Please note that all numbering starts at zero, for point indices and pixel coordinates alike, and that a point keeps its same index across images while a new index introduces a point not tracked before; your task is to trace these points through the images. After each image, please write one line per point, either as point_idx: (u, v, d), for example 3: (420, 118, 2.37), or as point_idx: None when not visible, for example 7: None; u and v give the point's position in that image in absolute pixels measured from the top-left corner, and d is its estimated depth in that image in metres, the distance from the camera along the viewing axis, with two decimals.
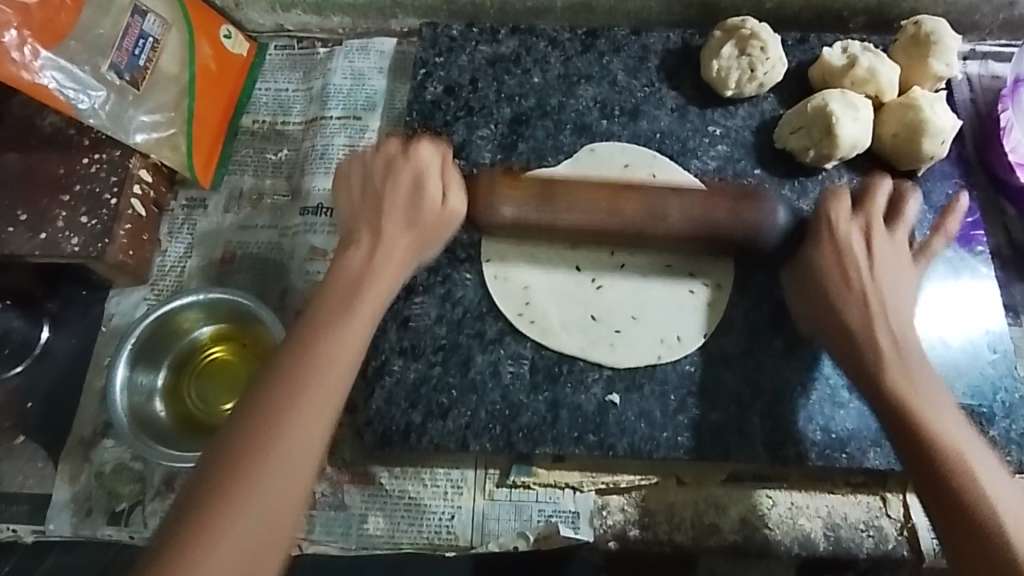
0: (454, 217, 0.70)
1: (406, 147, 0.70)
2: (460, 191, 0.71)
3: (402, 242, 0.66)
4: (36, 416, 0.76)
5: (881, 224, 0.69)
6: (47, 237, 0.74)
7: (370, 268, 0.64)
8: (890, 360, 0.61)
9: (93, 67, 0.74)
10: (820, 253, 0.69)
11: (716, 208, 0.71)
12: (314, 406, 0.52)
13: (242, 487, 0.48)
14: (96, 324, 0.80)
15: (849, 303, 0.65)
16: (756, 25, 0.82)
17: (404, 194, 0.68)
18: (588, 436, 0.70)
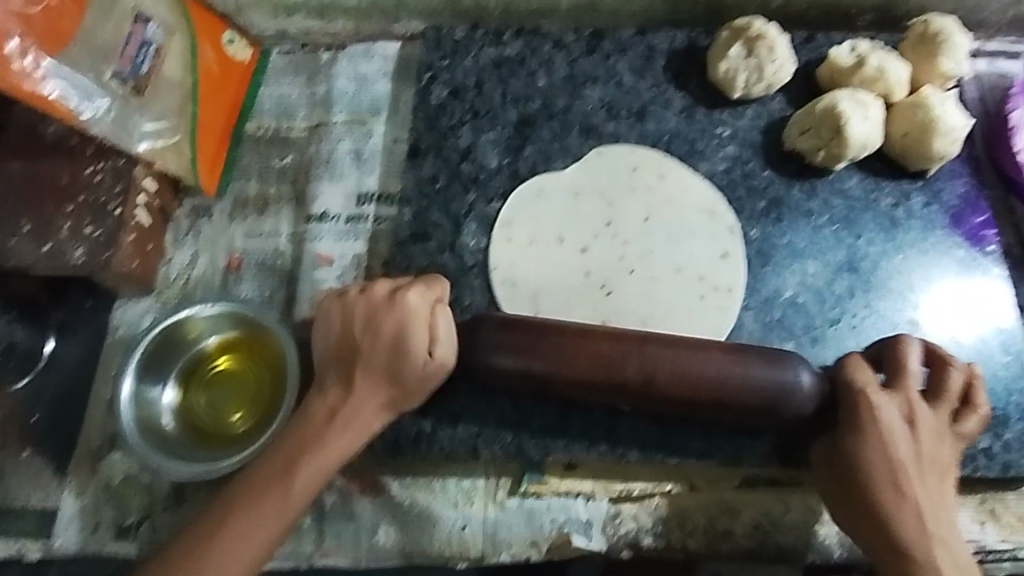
0: (439, 371, 0.65)
1: (393, 294, 0.66)
2: (450, 337, 0.65)
3: (374, 401, 0.64)
4: (43, 428, 0.75)
5: (933, 476, 0.62)
6: (51, 247, 0.73)
7: (331, 425, 0.63)
8: (889, 494, 0.60)
9: (96, 74, 0.73)
10: (873, 438, 0.61)
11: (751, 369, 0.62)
12: (228, 563, 0.58)
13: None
14: (103, 335, 0.79)
15: (893, 496, 0.60)
16: (763, 25, 0.80)
17: (383, 360, 0.65)
18: (599, 442, 0.70)
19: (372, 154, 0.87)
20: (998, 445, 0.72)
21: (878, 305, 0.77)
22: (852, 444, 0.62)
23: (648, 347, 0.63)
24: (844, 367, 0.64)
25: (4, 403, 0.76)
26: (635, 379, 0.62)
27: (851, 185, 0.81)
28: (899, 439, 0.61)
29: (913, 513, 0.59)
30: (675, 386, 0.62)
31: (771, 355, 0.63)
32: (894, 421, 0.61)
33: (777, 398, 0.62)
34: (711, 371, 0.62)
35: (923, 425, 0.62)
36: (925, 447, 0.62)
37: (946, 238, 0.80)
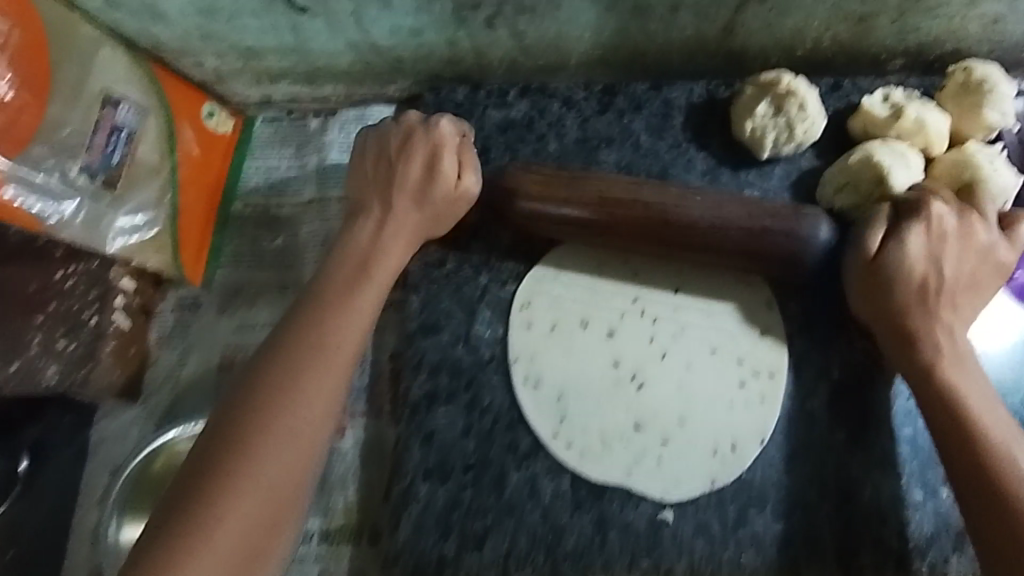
0: (468, 197, 0.67)
1: (427, 121, 0.68)
2: (476, 168, 0.68)
3: (411, 220, 0.66)
4: (17, 566, 0.68)
5: (966, 298, 0.62)
6: (20, 367, 0.65)
7: (364, 271, 0.63)
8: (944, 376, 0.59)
9: (62, 173, 0.66)
10: (912, 233, 0.61)
11: (774, 225, 0.64)
12: (298, 443, 0.53)
13: (261, 442, 0.52)
14: (84, 454, 0.73)
15: (926, 329, 0.61)
16: (792, 80, 0.74)
17: (416, 179, 0.66)
18: (641, 559, 0.63)
19: None
20: None
21: None
22: (895, 241, 0.61)
23: (661, 189, 0.65)
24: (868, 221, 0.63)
25: None
26: (645, 211, 0.64)
27: None
28: (921, 237, 0.61)
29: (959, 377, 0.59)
30: (688, 236, 0.64)
31: (789, 211, 0.64)
32: (945, 333, 0.61)
33: (795, 252, 0.64)
34: (742, 213, 0.64)
35: (956, 244, 0.62)
36: (953, 271, 0.62)
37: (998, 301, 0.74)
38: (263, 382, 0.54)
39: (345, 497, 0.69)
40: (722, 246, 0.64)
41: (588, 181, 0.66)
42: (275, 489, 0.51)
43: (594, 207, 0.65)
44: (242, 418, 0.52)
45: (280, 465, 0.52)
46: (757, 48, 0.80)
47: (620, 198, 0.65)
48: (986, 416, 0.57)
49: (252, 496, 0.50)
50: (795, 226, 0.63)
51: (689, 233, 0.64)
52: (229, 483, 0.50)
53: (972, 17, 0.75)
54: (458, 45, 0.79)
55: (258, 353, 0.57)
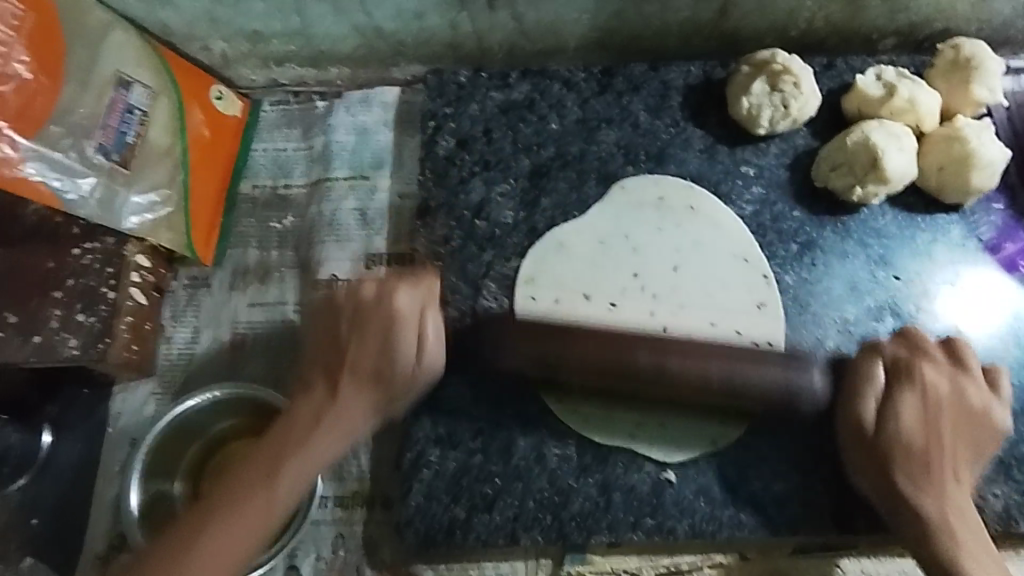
0: (426, 377, 0.64)
1: (384, 295, 0.64)
2: (437, 341, 0.65)
3: (358, 402, 0.63)
4: (43, 534, 0.70)
5: (963, 444, 0.61)
6: (42, 340, 0.68)
7: (316, 432, 0.61)
8: (918, 481, 0.59)
9: (79, 152, 0.68)
10: (904, 401, 0.61)
11: (763, 369, 0.63)
12: (240, 538, 0.57)
13: (196, 541, 0.56)
14: (101, 428, 0.74)
15: (923, 492, 0.59)
16: (786, 59, 0.76)
17: (371, 366, 0.63)
18: (645, 519, 0.66)
19: (378, 213, 0.82)
20: None
21: None
22: (884, 408, 0.61)
23: (647, 374, 0.63)
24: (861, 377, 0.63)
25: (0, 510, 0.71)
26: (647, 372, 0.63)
27: (884, 223, 0.77)
28: (911, 412, 0.61)
29: (936, 487, 0.59)
30: (688, 374, 0.63)
31: (779, 355, 0.64)
32: (948, 478, 0.59)
33: (787, 401, 0.63)
34: (722, 366, 0.63)
35: (946, 423, 0.61)
36: (948, 424, 0.61)
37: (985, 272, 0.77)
38: (215, 500, 0.58)
39: (357, 465, 0.71)
40: (703, 391, 0.63)
41: (582, 353, 0.63)
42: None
43: (594, 344, 0.64)
44: (193, 516, 0.58)
45: (217, 552, 0.56)
46: (750, 30, 0.82)
47: (607, 338, 0.64)
48: (958, 529, 0.57)
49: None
50: (780, 369, 0.63)
51: (660, 379, 0.63)
52: (168, 572, 0.55)
53: None
54: (460, 29, 0.81)
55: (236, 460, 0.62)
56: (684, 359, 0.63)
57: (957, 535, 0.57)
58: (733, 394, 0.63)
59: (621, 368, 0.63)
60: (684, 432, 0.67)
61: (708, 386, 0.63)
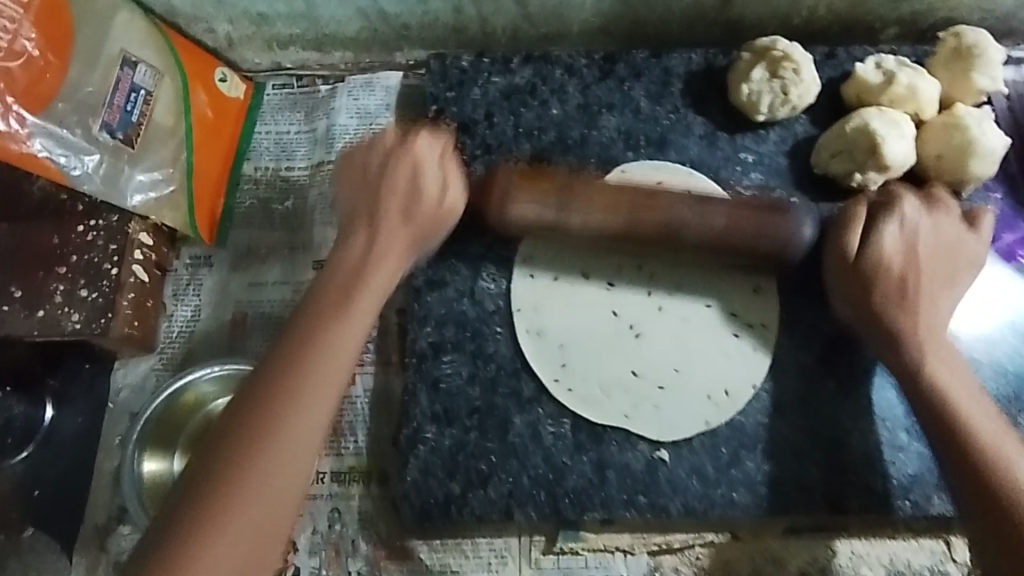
0: (453, 212, 0.67)
1: (405, 137, 0.68)
2: (459, 180, 0.68)
3: (398, 240, 0.65)
4: (45, 504, 0.71)
5: (947, 303, 0.64)
6: (45, 314, 0.69)
7: (367, 268, 0.62)
8: (903, 312, 0.63)
9: (84, 129, 0.69)
10: (886, 232, 0.65)
11: (762, 220, 0.66)
12: (292, 461, 0.51)
13: (274, 433, 0.51)
14: (103, 402, 0.75)
15: (901, 308, 0.63)
16: (787, 46, 0.77)
17: (400, 190, 0.66)
18: (638, 497, 0.67)
19: None
20: None
21: None
22: (870, 242, 0.65)
23: (660, 194, 0.67)
24: (845, 222, 0.67)
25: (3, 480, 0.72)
26: (644, 227, 0.66)
27: None
28: (891, 238, 0.65)
29: (930, 344, 0.62)
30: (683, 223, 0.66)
31: (776, 206, 0.67)
32: (927, 310, 0.63)
33: (774, 247, 0.67)
34: (726, 260, 0.67)
35: (923, 236, 0.65)
36: (926, 261, 0.64)
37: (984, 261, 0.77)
38: (272, 372, 0.54)
39: (355, 441, 0.72)
40: (712, 236, 0.66)
41: (586, 189, 0.67)
42: (284, 480, 0.51)
43: (601, 207, 0.66)
44: (257, 396, 0.53)
45: (265, 488, 0.50)
46: (752, 18, 0.83)
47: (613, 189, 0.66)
48: (955, 377, 0.60)
49: (262, 481, 0.50)
50: (775, 220, 0.66)
51: (673, 237, 0.66)
52: (247, 455, 0.50)
53: None
54: (463, 12, 0.82)
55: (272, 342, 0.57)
56: (681, 202, 0.66)
57: (974, 415, 0.57)
58: (722, 236, 0.66)
59: (630, 207, 0.66)
60: (699, 364, 0.69)
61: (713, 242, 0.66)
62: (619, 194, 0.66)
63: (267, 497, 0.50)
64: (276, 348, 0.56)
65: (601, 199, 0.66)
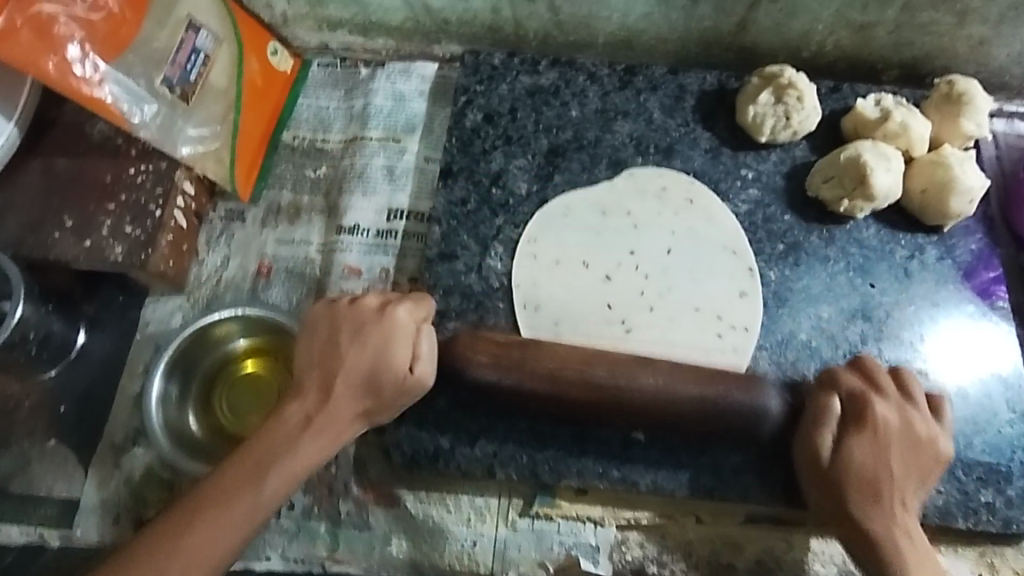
0: (416, 387, 0.67)
1: (383, 308, 0.68)
2: (431, 358, 0.68)
3: (347, 406, 0.65)
4: (68, 419, 0.78)
5: (909, 478, 0.66)
6: (91, 244, 0.76)
7: (301, 436, 0.63)
8: (868, 504, 0.64)
9: (147, 81, 0.76)
10: (855, 443, 0.66)
11: (731, 393, 0.68)
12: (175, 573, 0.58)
13: (190, 528, 0.59)
14: (131, 331, 0.81)
15: (871, 508, 0.64)
16: (793, 75, 0.83)
17: (364, 369, 0.65)
18: (611, 470, 0.72)
19: (404, 172, 0.89)
20: (999, 501, 0.75)
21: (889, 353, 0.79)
22: (840, 442, 0.66)
23: (619, 359, 0.70)
24: (807, 423, 0.68)
25: (34, 392, 0.79)
26: (606, 383, 0.68)
27: (868, 235, 0.83)
28: (856, 450, 0.66)
29: (883, 510, 0.64)
30: (650, 406, 0.68)
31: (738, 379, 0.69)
32: (897, 509, 0.65)
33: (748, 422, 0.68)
34: (691, 388, 0.68)
35: (890, 438, 0.66)
36: (897, 454, 0.66)
37: (958, 293, 0.82)
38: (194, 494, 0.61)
39: None
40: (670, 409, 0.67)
41: (541, 346, 0.71)
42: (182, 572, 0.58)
43: (569, 359, 0.70)
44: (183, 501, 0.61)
45: None
46: (765, 46, 0.89)
47: (588, 352, 0.71)
48: (898, 542, 0.63)
49: (173, 572, 0.58)
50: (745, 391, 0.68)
51: (623, 403, 0.68)
52: (153, 561, 0.58)
53: (959, 36, 0.84)
54: (500, 13, 0.89)
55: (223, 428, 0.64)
56: (661, 373, 0.69)
57: None
58: (688, 401, 0.68)
59: (615, 384, 0.69)
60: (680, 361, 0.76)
61: (676, 412, 0.67)
62: (580, 366, 0.69)
63: None
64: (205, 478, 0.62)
65: (555, 376, 0.69)
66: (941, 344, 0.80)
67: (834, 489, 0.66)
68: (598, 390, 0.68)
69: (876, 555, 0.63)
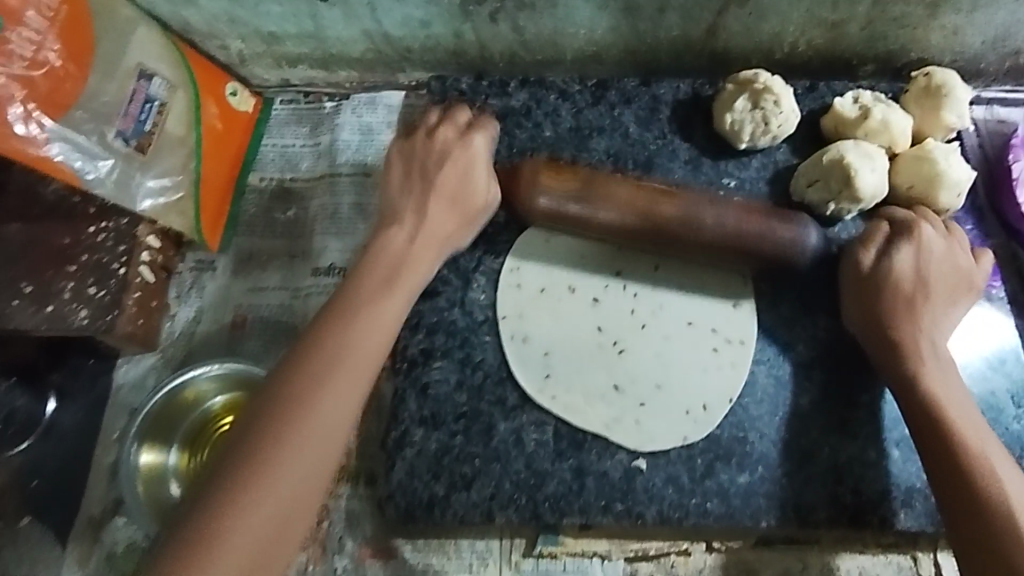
0: (490, 207, 0.72)
1: (462, 134, 0.72)
2: (494, 177, 0.73)
3: (441, 226, 0.70)
4: (43, 495, 0.74)
5: (944, 302, 0.68)
6: (54, 310, 0.72)
7: (388, 288, 0.64)
8: (909, 330, 0.66)
9: (99, 136, 0.73)
10: (900, 250, 0.69)
11: (771, 227, 0.70)
12: (284, 486, 0.52)
13: (311, 402, 0.55)
14: (104, 397, 0.78)
15: (910, 332, 0.66)
16: (768, 78, 0.81)
17: (451, 190, 0.70)
18: (615, 504, 0.69)
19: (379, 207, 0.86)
20: None
21: None
22: (887, 252, 0.69)
23: (679, 195, 0.71)
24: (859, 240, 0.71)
25: (4, 470, 0.75)
26: (667, 211, 0.70)
27: (858, 236, 0.81)
28: (904, 258, 0.68)
29: (920, 329, 0.67)
30: (697, 241, 0.70)
31: (782, 213, 0.71)
32: (929, 344, 0.66)
33: (785, 252, 0.71)
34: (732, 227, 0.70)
35: (926, 253, 0.69)
36: (934, 277, 0.68)
37: None
38: (301, 370, 0.57)
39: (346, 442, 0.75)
40: (714, 242, 0.70)
41: (605, 183, 0.71)
42: (294, 484, 0.53)
43: (619, 210, 0.70)
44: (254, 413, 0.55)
45: (234, 546, 0.50)
46: (737, 50, 0.87)
47: (642, 202, 0.70)
48: (964, 417, 0.62)
49: (291, 471, 0.53)
50: (781, 230, 0.70)
51: (687, 229, 0.69)
52: (241, 487, 0.51)
53: (932, 27, 0.82)
54: (464, 37, 0.86)
55: (280, 366, 0.58)
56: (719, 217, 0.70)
57: (1008, 493, 0.57)
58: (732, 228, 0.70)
59: (660, 214, 0.70)
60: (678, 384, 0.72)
61: (716, 230, 0.70)
62: (641, 204, 0.70)
63: (254, 542, 0.51)
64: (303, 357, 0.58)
65: (618, 198, 0.70)
66: None
67: (882, 342, 0.67)
68: (657, 208, 0.70)
69: (936, 415, 0.62)
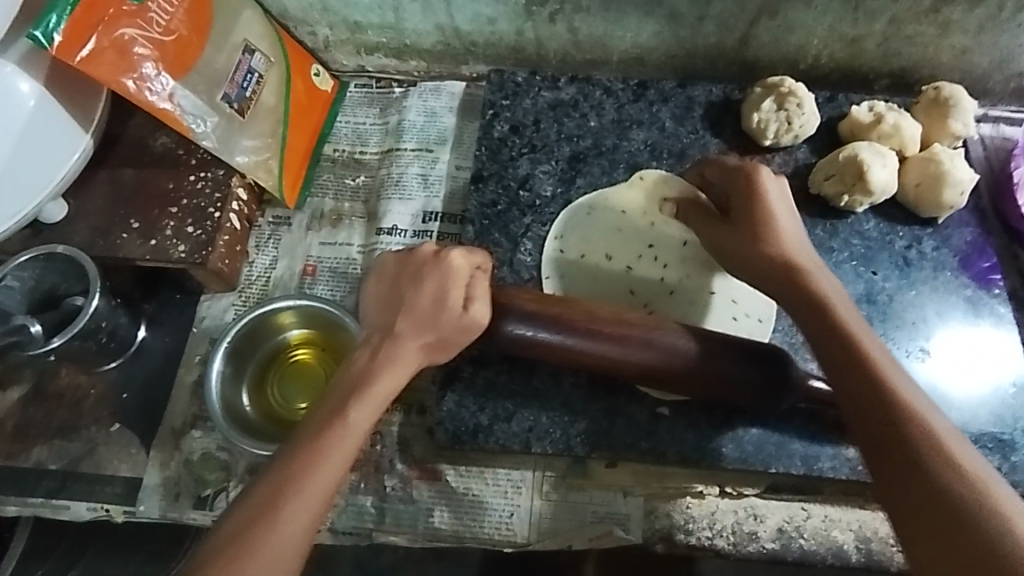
0: (476, 325, 0.68)
1: (439, 253, 0.69)
2: (484, 296, 0.69)
3: (412, 346, 0.66)
4: (131, 407, 0.84)
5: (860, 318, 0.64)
6: (156, 243, 0.83)
7: (374, 367, 0.64)
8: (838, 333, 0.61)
9: (210, 96, 0.84)
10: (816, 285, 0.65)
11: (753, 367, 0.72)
12: None
13: (281, 501, 0.56)
14: (188, 326, 0.88)
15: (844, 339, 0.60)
16: (792, 85, 0.91)
17: (424, 310, 0.66)
18: (640, 443, 0.77)
19: (438, 179, 0.97)
20: (1006, 466, 0.79)
21: (893, 334, 0.85)
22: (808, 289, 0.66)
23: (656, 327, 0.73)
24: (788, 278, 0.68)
25: (97, 383, 0.85)
26: (646, 352, 0.72)
27: (869, 227, 0.90)
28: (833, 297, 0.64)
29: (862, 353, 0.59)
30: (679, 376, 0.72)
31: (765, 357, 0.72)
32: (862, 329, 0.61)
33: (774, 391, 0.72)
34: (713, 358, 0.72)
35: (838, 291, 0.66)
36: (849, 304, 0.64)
37: (956, 279, 0.88)
38: (275, 466, 0.58)
39: None
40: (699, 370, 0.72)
41: (583, 310, 0.73)
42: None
43: (600, 342, 0.72)
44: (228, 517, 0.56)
45: None
46: (766, 60, 0.97)
47: (624, 343, 0.72)
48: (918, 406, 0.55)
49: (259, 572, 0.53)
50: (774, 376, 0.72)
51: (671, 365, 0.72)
52: None
53: (943, 47, 0.92)
54: (524, 35, 0.97)
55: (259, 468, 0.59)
56: (684, 346, 0.72)
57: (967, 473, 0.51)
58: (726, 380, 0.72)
59: (630, 340, 0.72)
60: None
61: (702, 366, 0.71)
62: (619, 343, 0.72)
63: None
64: (262, 478, 0.57)
65: (603, 339, 0.72)
66: (943, 327, 0.85)
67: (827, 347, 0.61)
68: (637, 344, 0.72)
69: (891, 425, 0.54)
